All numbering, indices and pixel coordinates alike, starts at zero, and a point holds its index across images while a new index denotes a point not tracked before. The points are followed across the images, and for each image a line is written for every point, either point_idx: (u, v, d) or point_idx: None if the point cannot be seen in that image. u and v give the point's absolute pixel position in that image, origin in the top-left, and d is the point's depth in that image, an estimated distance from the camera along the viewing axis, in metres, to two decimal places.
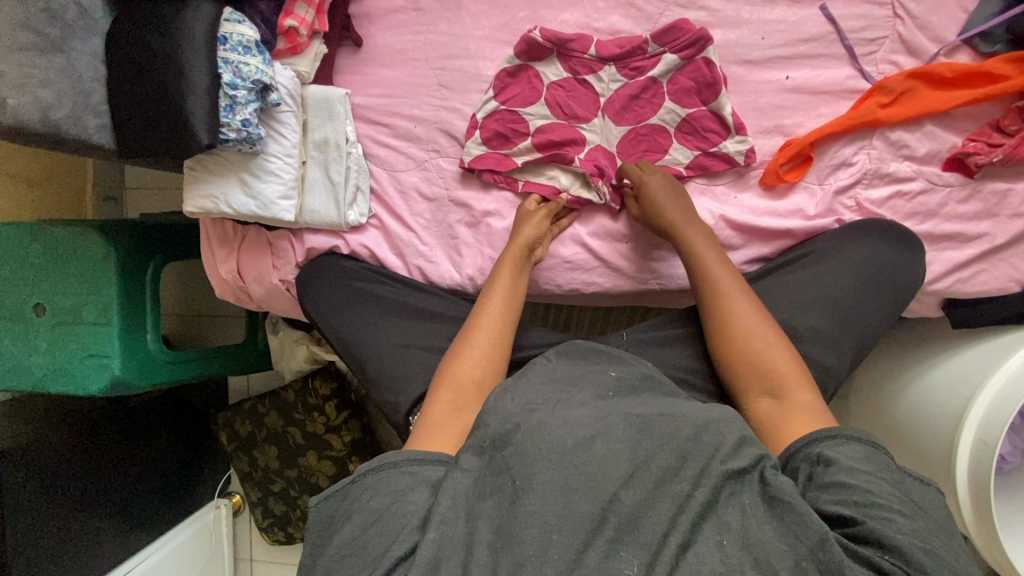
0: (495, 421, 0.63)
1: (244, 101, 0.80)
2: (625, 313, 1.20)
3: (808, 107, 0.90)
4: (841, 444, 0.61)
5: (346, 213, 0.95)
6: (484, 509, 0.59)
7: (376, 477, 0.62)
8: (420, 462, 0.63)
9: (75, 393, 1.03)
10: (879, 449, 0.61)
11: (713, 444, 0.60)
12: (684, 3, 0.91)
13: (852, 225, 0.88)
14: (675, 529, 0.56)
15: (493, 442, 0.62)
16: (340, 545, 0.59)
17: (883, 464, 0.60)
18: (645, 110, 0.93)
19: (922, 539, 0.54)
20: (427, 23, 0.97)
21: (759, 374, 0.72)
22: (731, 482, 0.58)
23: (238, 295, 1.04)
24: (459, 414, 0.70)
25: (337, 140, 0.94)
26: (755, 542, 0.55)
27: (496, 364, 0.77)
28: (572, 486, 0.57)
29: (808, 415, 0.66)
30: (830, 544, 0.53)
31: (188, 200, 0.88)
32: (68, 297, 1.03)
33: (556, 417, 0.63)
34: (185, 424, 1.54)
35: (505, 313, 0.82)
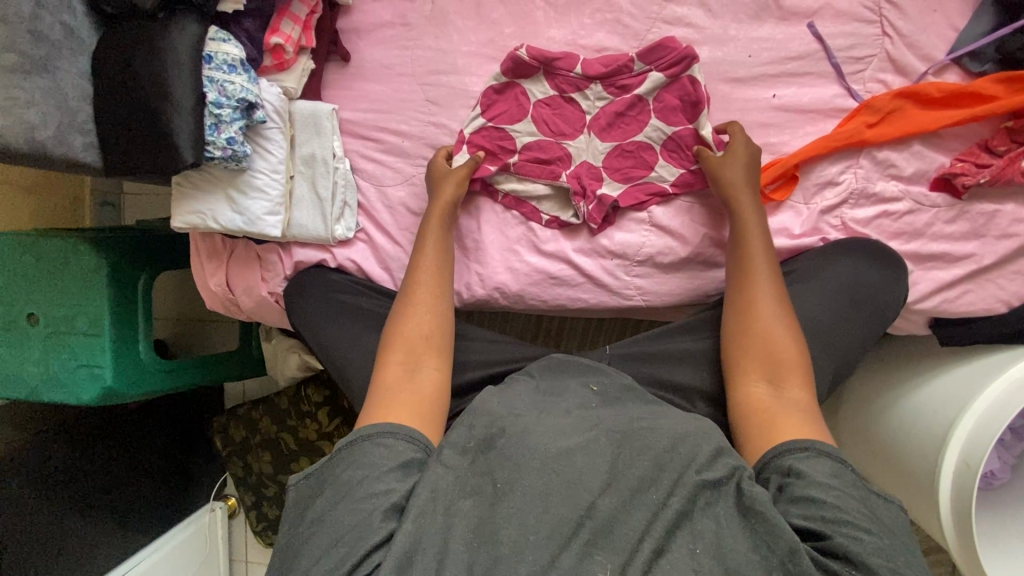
0: (481, 423, 0.64)
1: (230, 119, 0.81)
2: (615, 326, 1.20)
3: (794, 126, 0.90)
4: (813, 459, 0.60)
5: (333, 228, 0.95)
6: (464, 507, 0.58)
7: (353, 449, 0.62)
8: (392, 435, 0.63)
9: (67, 401, 1.05)
10: (849, 467, 0.60)
11: (689, 455, 0.60)
12: (671, 20, 0.90)
13: (837, 244, 0.87)
14: (648, 536, 0.56)
15: (478, 446, 0.63)
16: (313, 519, 0.59)
17: (852, 481, 0.59)
18: (631, 128, 0.93)
19: (888, 557, 0.54)
20: (414, 38, 0.97)
21: (762, 359, 0.72)
22: (706, 493, 0.58)
23: (227, 306, 1.05)
24: (412, 372, 0.71)
25: (324, 156, 0.94)
26: (727, 553, 0.55)
27: (442, 317, 0.78)
28: (551, 490, 0.58)
29: (798, 410, 0.67)
30: (800, 556, 0.53)
31: (176, 215, 0.89)
32: (60, 307, 1.05)
33: (539, 424, 0.64)
34: (182, 427, 1.56)
35: (438, 269, 0.82)
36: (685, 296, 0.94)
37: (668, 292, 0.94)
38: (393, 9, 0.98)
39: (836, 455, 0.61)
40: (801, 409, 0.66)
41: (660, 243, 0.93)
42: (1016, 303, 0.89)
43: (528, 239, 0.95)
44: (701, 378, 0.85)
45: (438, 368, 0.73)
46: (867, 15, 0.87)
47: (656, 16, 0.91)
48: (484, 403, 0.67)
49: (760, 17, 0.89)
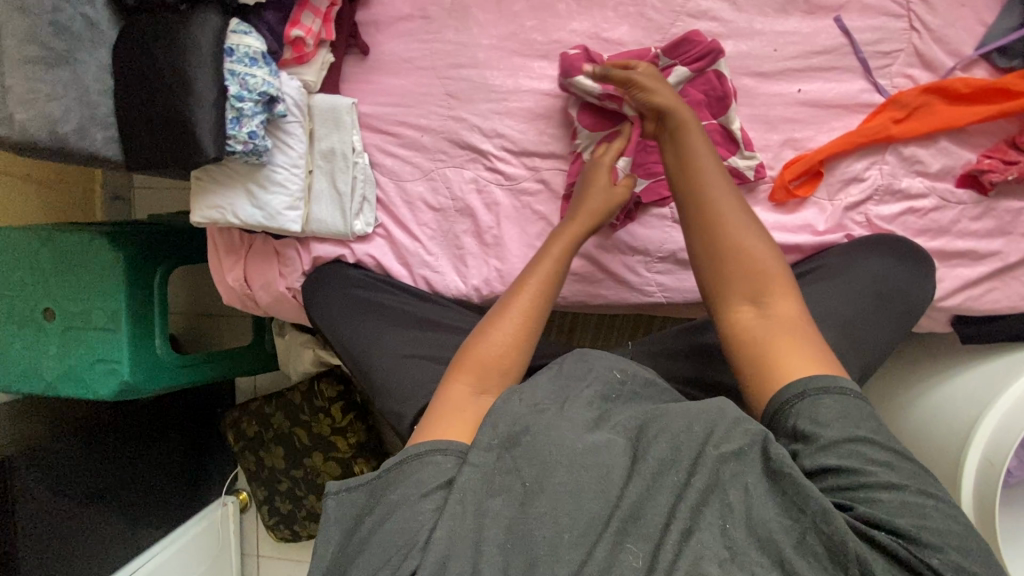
0: (505, 421, 0.61)
1: (250, 113, 0.80)
2: (630, 321, 1.20)
3: (819, 121, 0.89)
4: (815, 404, 0.56)
5: (352, 223, 0.95)
6: (495, 506, 0.57)
7: (401, 469, 0.60)
8: (441, 453, 0.60)
9: (85, 397, 1.05)
10: (852, 396, 0.56)
11: (705, 431, 0.57)
12: (696, 13, 0.89)
13: (863, 241, 0.87)
14: (674, 518, 0.54)
15: (502, 443, 0.60)
16: (360, 539, 0.58)
17: (860, 417, 0.55)
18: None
19: (915, 511, 0.51)
20: (434, 31, 0.96)
21: (744, 277, 0.66)
22: (731, 464, 0.55)
23: (244, 302, 1.04)
24: (477, 398, 0.66)
25: (344, 150, 0.93)
26: (759, 521, 0.52)
27: (524, 343, 0.71)
28: (583, 485, 0.56)
29: (789, 322, 0.63)
30: (832, 514, 0.50)
31: (196, 210, 0.88)
32: (77, 302, 1.04)
33: (563, 419, 0.61)
34: (193, 421, 1.56)
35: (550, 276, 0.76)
36: None
37: (689, 289, 0.93)
38: (413, 1, 0.96)
39: (835, 386, 0.57)
40: (792, 326, 0.62)
41: (682, 239, 0.92)
42: None
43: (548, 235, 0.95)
44: (724, 373, 0.83)
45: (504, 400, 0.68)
46: (895, 9, 0.86)
47: (680, 9, 0.90)
48: (507, 406, 0.63)
49: (786, 10, 0.88)
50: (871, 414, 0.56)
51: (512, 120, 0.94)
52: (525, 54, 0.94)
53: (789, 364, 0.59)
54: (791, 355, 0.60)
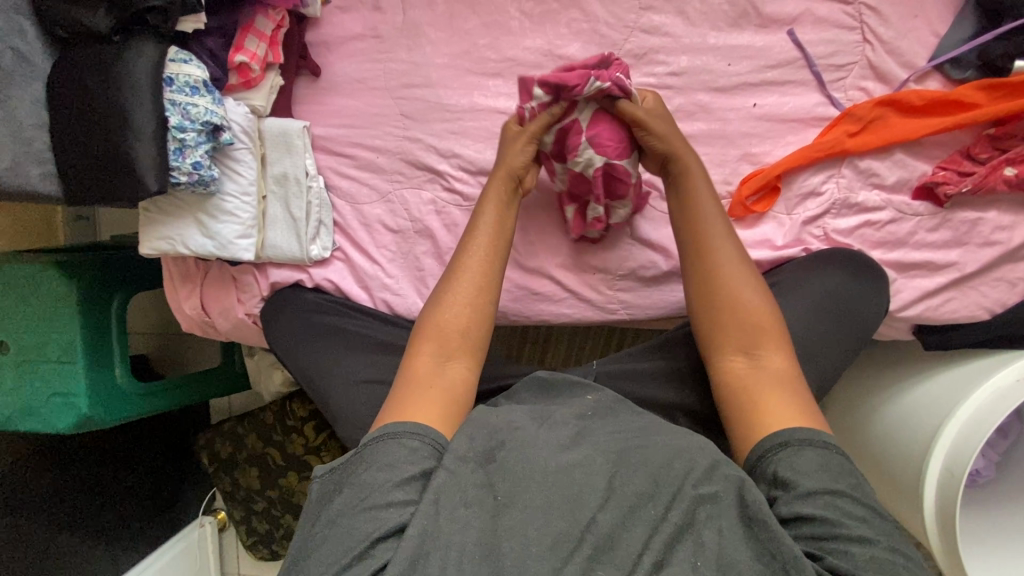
0: (482, 434, 0.64)
1: (194, 143, 0.78)
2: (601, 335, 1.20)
3: (775, 135, 0.88)
4: (793, 455, 0.60)
5: (308, 248, 0.93)
6: (464, 515, 0.57)
7: (376, 445, 0.63)
8: (419, 436, 0.63)
9: (42, 430, 1.02)
10: (833, 452, 0.60)
11: (684, 469, 0.59)
12: (648, 29, 0.88)
13: (821, 255, 0.86)
14: (647, 550, 0.56)
15: (480, 456, 0.62)
16: (327, 520, 0.59)
17: (838, 469, 0.58)
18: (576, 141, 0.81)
19: (887, 570, 0.52)
20: (386, 51, 0.94)
21: (739, 327, 0.71)
22: (706, 505, 0.57)
23: (204, 329, 1.02)
24: (444, 364, 0.72)
25: (297, 175, 0.92)
26: (729, 562, 0.54)
27: (483, 310, 0.77)
28: (553, 502, 0.58)
29: (780, 374, 0.67)
30: (804, 563, 0.53)
31: (144, 241, 0.86)
32: (31, 334, 1.02)
33: (538, 437, 0.64)
34: (166, 441, 1.54)
35: (484, 282, 0.78)
36: (669, 310, 0.92)
37: (652, 306, 0.93)
38: (364, 21, 0.95)
39: (818, 440, 0.60)
40: (782, 380, 0.67)
41: (642, 256, 0.92)
42: (999, 310, 0.89)
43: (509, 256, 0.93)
44: (683, 395, 0.84)
45: (470, 366, 0.74)
46: (847, 21, 0.85)
47: (633, 25, 0.88)
48: (482, 417, 0.67)
49: (739, 24, 0.87)
50: (849, 470, 0.59)
51: (469, 139, 0.93)
52: (479, 72, 0.92)
53: (771, 419, 0.64)
54: (775, 406, 0.65)
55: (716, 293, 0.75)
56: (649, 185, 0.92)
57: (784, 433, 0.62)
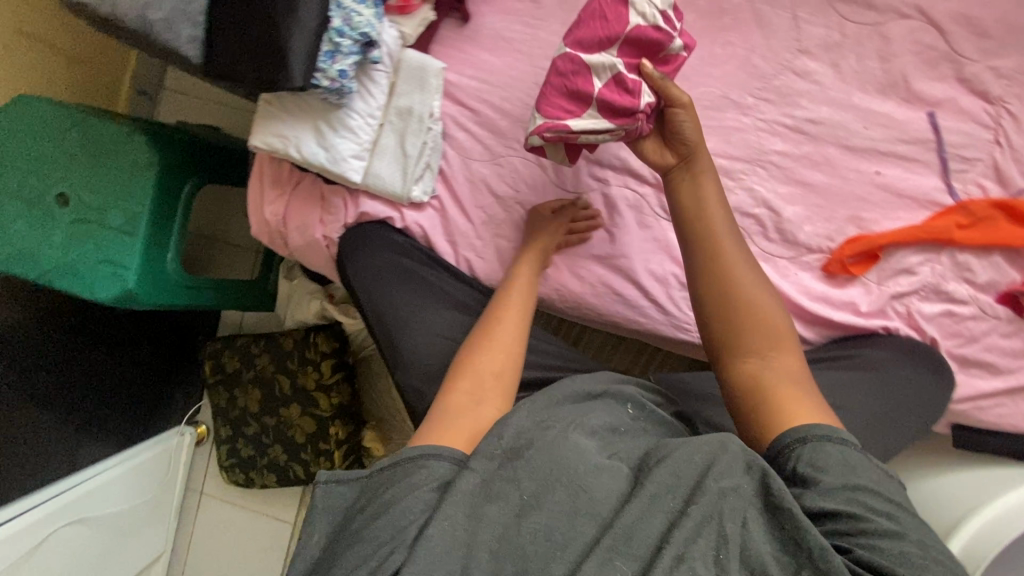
0: (510, 433, 0.61)
1: (347, 51, 0.76)
2: (635, 346, 1.21)
3: (889, 207, 0.90)
4: (818, 449, 0.57)
5: (410, 188, 0.92)
6: (490, 512, 0.56)
7: (393, 471, 0.59)
8: (437, 455, 0.60)
9: (81, 294, 0.98)
10: (855, 449, 0.57)
11: (705, 462, 0.56)
12: (800, 72, 0.89)
13: (897, 338, 0.90)
14: (667, 541, 0.52)
15: (507, 453, 0.60)
16: (349, 534, 0.57)
17: (860, 467, 0.56)
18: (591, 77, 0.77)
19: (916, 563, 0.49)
20: (541, 18, 0.93)
21: (755, 330, 0.67)
22: (729, 499, 0.54)
23: (272, 238, 0.99)
24: (476, 407, 0.67)
25: (422, 113, 0.90)
26: (753, 557, 0.51)
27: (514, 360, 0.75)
28: (578, 509, 0.56)
29: (794, 380, 0.64)
30: (830, 554, 0.50)
31: (256, 133, 0.83)
32: (96, 195, 0.97)
33: (567, 438, 0.61)
34: (171, 341, 1.49)
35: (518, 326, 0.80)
36: None
37: None
38: None
39: (834, 435, 0.58)
40: (799, 379, 0.64)
41: None
42: None
43: (595, 250, 0.95)
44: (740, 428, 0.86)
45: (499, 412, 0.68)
46: (985, 119, 0.88)
47: (787, 64, 0.89)
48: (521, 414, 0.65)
49: (886, 93, 0.89)
50: (872, 467, 0.56)
51: None
52: None
53: (792, 411, 0.61)
54: (798, 406, 0.61)
55: (718, 291, 0.70)
56: (755, 219, 0.92)
57: (809, 428, 0.58)
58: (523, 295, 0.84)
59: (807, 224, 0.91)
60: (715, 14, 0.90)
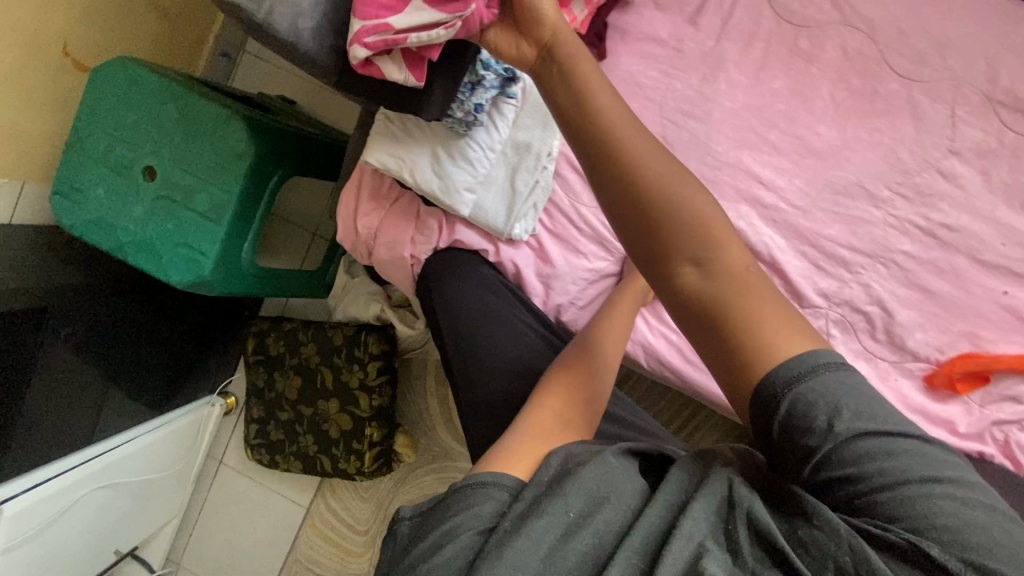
0: (559, 457, 0.57)
1: (488, 84, 0.74)
2: (680, 399, 1.21)
3: (1011, 329, 0.85)
4: (855, 416, 0.46)
5: (513, 225, 0.87)
6: (535, 529, 0.51)
7: (454, 497, 0.57)
8: (496, 482, 0.56)
9: (154, 274, 0.95)
10: (850, 375, 0.47)
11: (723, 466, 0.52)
12: (945, 173, 0.84)
13: (991, 466, 0.86)
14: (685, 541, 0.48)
15: (554, 476, 0.56)
16: (410, 562, 0.54)
17: (884, 419, 0.46)
18: None
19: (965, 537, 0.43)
20: (680, 68, 0.87)
21: (672, 229, 0.48)
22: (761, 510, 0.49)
23: (356, 247, 0.95)
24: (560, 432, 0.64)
25: (540, 151, 0.85)
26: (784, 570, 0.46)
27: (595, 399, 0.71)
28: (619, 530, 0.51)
29: (736, 279, 0.48)
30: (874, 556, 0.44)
31: (372, 149, 0.79)
32: (184, 175, 0.93)
33: (615, 459, 0.56)
34: (216, 312, 1.46)
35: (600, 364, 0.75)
36: None
37: None
38: (672, 28, 0.88)
39: (822, 364, 0.47)
40: (739, 283, 0.48)
41: None
42: None
43: None
44: None
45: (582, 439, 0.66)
46: None
47: (933, 163, 0.84)
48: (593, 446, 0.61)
49: None
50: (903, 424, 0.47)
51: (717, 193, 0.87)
52: (761, 133, 0.86)
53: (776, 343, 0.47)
54: (761, 318, 0.47)
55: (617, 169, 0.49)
56: (865, 316, 0.88)
57: (805, 357, 0.47)
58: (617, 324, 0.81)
59: (919, 331, 0.87)
60: (867, 97, 0.85)
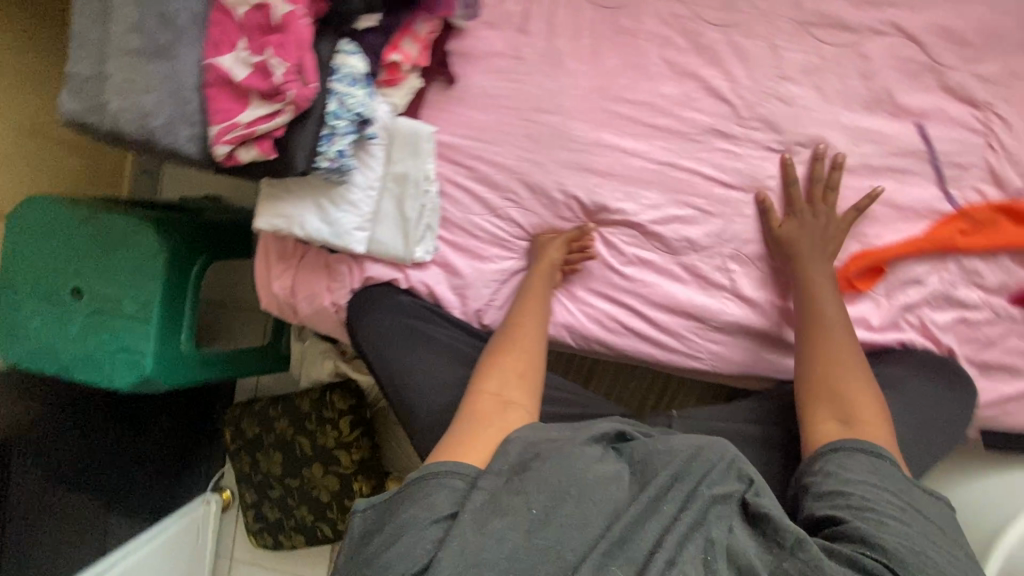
0: (515, 448, 0.65)
1: (343, 132, 0.79)
2: (647, 376, 1.17)
3: (890, 221, 0.91)
4: (847, 456, 0.68)
5: (413, 249, 0.93)
6: (495, 526, 0.57)
7: (418, 485, 0.64)
8: (459, 474, 0.64)
9: (101, 384, 1.00)
10: (881, 458, 0.67)
11: (702, 470, 0.62)
12: (784, 98, 0.90)
13: (912, 351, 0.90)
14: (659, 546, 0.56)
15: (512, 468, 0.63)
16: (367, 556, 0.60)
17: (886, 476, 0.65)
18: (267, 68, 0.72)
19: (912, 541, 0.58)
20: (523, 72, 0.94)
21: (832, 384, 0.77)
22: (720, 505, 0.60)
23: (283, 311, 1.01)
24: (493, 420, 0.71)
25: (417, 177, 0.91)
26: (737, 554, 0.56)
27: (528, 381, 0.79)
28: (588, 518, 0.58)
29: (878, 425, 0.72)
30: (807, 544, 0.56)
31: (261, 215, 0.86)
32: (110, 286, 0.99)
33: (577, 449, 0.64)
34: (190, 411, 1.46)
35: (530, 352, 0.83)
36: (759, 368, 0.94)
37: (734, 362, 0.94)
38: (506, 40, 0.95)
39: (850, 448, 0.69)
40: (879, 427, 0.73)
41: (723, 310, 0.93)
42: None
43: (599, 287, 0.98)
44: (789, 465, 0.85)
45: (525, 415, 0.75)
46: (976, 124, 0.88)
47: (770, 92, 0.91)
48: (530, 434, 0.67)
49: (872, 109, 0.90)
50: (899, 479, 0.66)
51: (589, 172, 0.94)
52: (612, 109, 0.93)
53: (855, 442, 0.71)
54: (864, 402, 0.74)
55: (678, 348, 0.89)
56: (756, 245, 0.93)
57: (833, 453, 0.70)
58: (536, 319, 0.88)
59: None
60: (694, 52, 0.92)
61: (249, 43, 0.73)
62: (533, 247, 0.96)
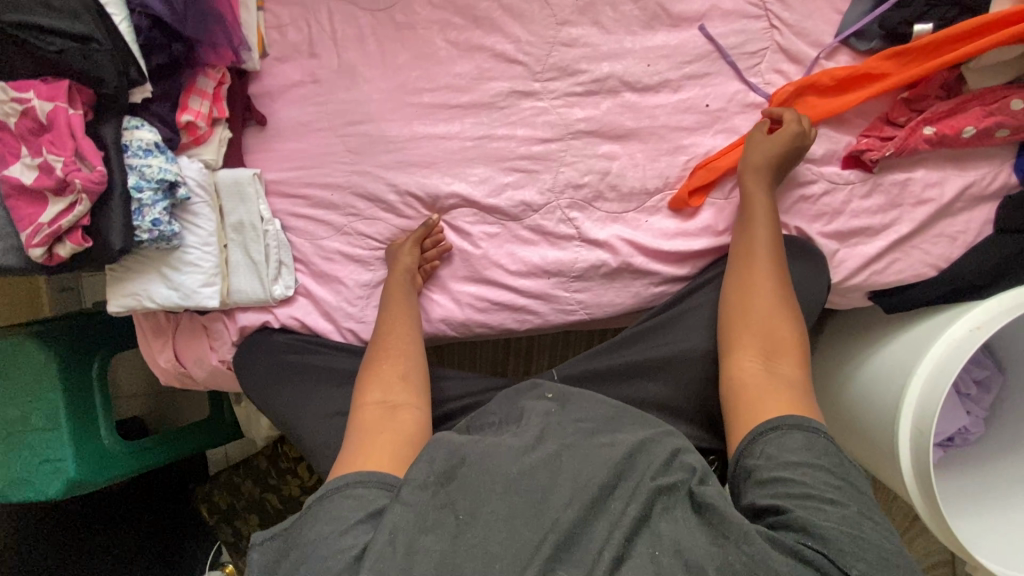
0: (440, 455, 0.63)
1: (151, 202, 0.82)
2: (584, 338, 1.22)
3: (704, 127, 0.93)
4: (784, 435, 0.66)
5: (271, 288, 0.96)
6: (426, 542, 0.57)
7: (321, 504, 0.63)
8: (362, 484, 0.64)
9: (33, 500, 1.04)
10: (819, 434, 0.66)
11: (646, 464, 0.64)
12: (568, 41, 0.93)
13: None
14: (608, 544, 0.58)
15: (439, 479, 0.62)
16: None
17: (821, 450, 0.65)
18: (49, 166, 0.76)
19: (853, 524, 0.59)
20: (326, 94, 0.98)
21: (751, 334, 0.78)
22: (665, 496, 0.62)
23: (182, 379, 1.05)
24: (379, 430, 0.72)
25: (252, 221, 0.94)
26: (684, 548, 0.57)
27: (410, 380, 0.81)
28: (516, 512, 0.59)
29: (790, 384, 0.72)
30: (753, 537, 0.57)
31: (112, 299, 0.90)
32: (15, 407, 1.05)
33: (508, 447, 0.65)
34: (168, 503, 1.48)
35: (405, 350, 0.85)
36: (629, 304, 0.95)
37: (606, 303, 0.95)
38: (302, 69, 0.99)
39: (786, 424, 0.67)
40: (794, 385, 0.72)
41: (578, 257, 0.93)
42: (943, 265, 0.90)
43: (461, 271, 0.97)
44: (684, 390, 0.88)
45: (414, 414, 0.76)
46: (753, 11, 0.91)
47: (553, 40, 0.93)
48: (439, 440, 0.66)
49: (652, 26, 0.93)
50: (835, 453, 0.65)
51: (412, 166, 0.96)
52: (415, 101, 0.96)
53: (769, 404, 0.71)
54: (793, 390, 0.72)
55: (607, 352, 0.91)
56: (588, 186, 0.93)
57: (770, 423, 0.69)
58: (406, 322, 0.89)
59: (636, 170, 0.93)
60: (473, 26, 0.95)
61: (31, 148, 0.78)
62: (388, 255, 0.96)
